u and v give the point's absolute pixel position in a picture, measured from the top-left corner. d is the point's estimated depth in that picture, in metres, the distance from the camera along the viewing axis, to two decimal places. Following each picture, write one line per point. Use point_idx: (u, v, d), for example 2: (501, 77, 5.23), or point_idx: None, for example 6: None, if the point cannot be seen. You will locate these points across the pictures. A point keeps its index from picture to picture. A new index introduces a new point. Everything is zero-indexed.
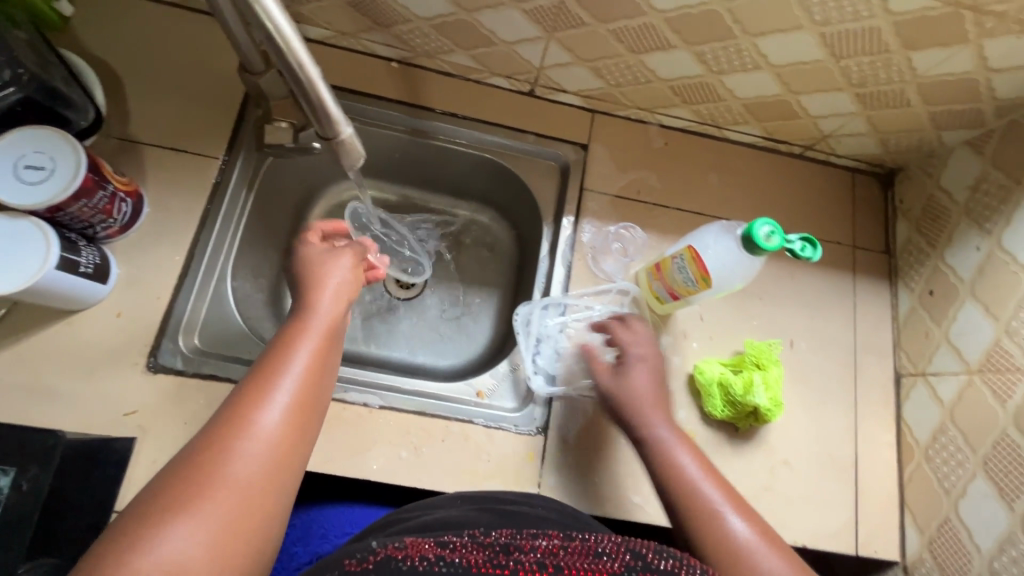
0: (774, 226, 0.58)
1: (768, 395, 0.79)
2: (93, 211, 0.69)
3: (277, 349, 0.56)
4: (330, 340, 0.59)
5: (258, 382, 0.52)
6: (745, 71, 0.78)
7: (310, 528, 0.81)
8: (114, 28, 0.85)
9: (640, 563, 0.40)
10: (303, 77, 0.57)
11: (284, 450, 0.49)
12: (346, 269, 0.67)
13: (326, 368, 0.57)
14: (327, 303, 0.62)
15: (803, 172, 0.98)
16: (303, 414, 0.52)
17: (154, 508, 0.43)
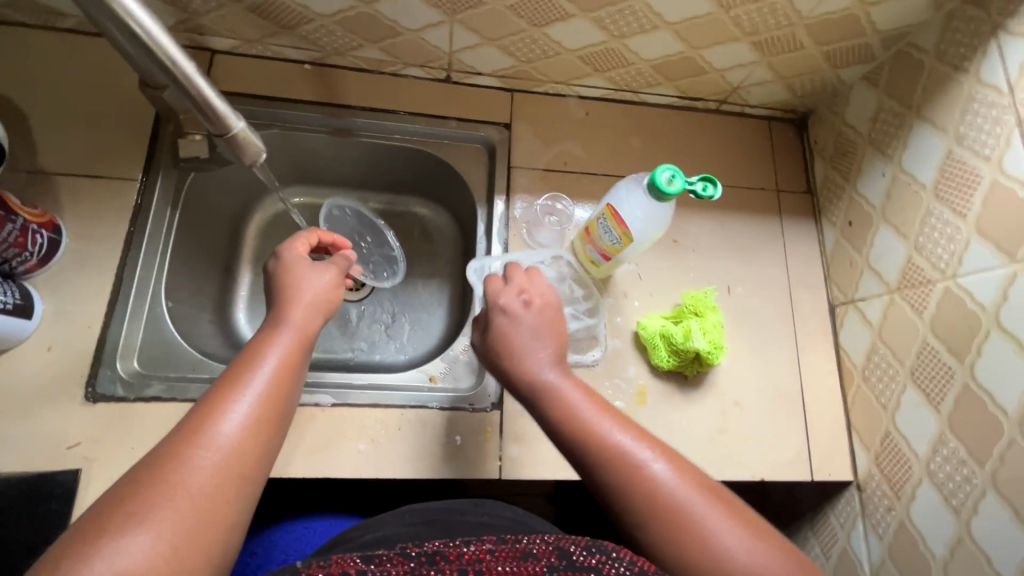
0: (675, 170, 0.61)
1: (707, 338, 0.82)
2: (1, 245, 0.67)
3: (243, 360, 0.56)
4: (299, 353, 0.59)
5: (224, 389, 0.52)
6: (644, 31, 0.81)
7: (270, 553, 0.78)
8: (12, 61, 0.83)
9: (563, 563, 0.41)
10: (179, 73, 0.59)
11: (244, 458, 0.49)
12: (322, 283, 0.67)
13: (294, 378, 0.57)
14: (298, 315, 0.62)
15: (721, 126, 1.02)
16: (268, 422, 0.52)
17: (112, 514, 0.42)
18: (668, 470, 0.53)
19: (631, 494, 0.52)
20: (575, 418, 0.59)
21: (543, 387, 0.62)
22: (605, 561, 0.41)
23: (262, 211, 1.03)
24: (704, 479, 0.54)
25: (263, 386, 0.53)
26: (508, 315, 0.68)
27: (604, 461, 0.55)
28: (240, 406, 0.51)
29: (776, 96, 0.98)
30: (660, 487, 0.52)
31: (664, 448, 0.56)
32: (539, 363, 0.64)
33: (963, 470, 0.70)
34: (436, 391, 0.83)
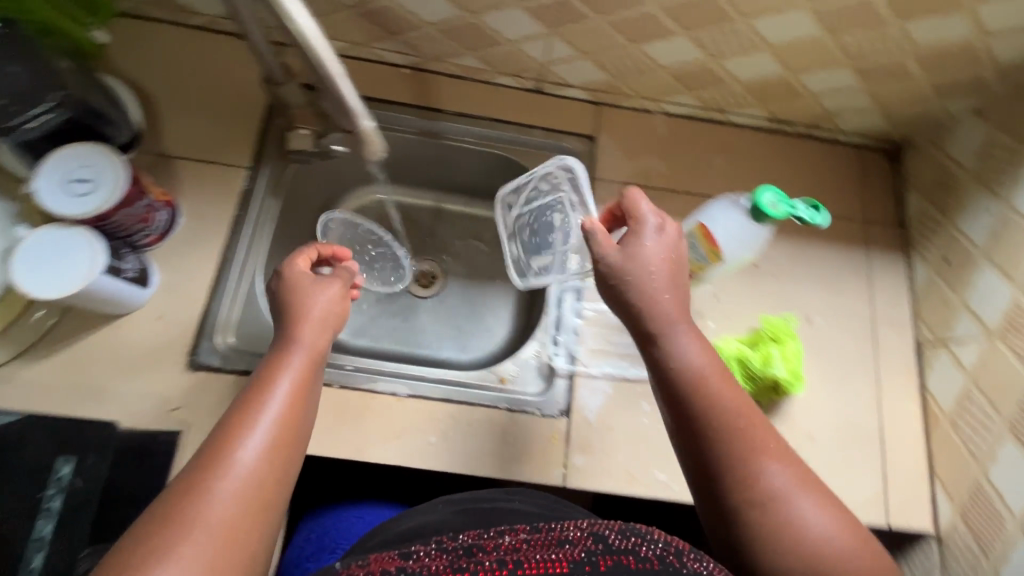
0: (778, 194, 0.60)
1: (787, 367, 0.80)
2: (133, 220, 0.74)
3: (254, 388, 0.57)
4: (311, 375, 0.60)
5: (235, 423, 0.53)
6: (745, 52, 0.80)
7: (322, 542, 0.88)
8: (145, 52, 0.90)
9: (601, 547, 0.42)
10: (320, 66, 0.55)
11: (260, 489, 0.50)
12: (329, 299, 0.66)
13: (308, 402, 0.58)
14: (307, 334, 0.62)
15: (810, 151, 0.99)
16: (287, 446, 0.54)
17: (140, 551, 0.44)
18: (782, 471, 0.55)
19: (737, 482, 0.54)
20: (700, 393, 0.59)
21: (667, 349, 0.61)
22: (640, 543, 0.43)
23: (346, 205, 1.07)
24: (812, 479, 0.55)
25: (277, 416, 0.55)
26: (652, 254, 0.63)
27: (718, 444, 0.56)
28: (253, 439, 0.52)
29: (872, 124, 0.95)
30: (770, 485, 0.54)
31: (780, 447, 0.57)
32: (674, 322, 0.62)
33: None
34: (505, 393, 0.84)
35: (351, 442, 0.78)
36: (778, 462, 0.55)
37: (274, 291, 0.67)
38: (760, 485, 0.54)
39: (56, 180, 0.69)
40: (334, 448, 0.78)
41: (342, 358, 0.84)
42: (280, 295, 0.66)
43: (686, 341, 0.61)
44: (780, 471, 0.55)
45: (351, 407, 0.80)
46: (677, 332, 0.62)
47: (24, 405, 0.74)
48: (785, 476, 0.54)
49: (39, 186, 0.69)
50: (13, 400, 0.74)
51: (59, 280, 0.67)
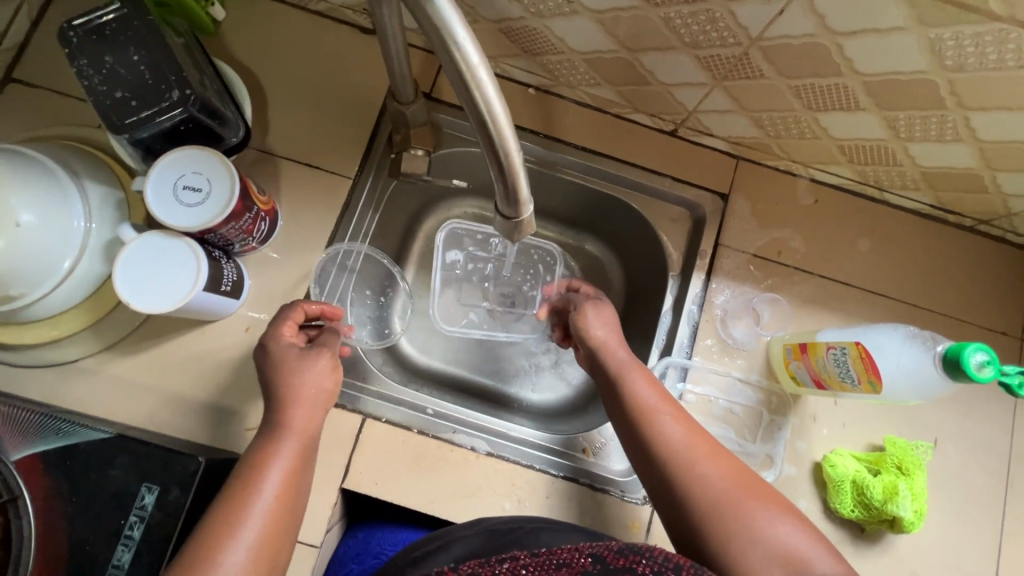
0: (989, 354, 0.51)
1: (913, 506, 0.72)
2: (237, 232, 0.69)
3: (243, 478, 0.57)
4: (302, 463, 0.60)
5: (221, 530, 0.53)
6: (942, 141, 0.68)
7: (368, 544, 0.84)
8: (260, 34, 0.83)
9: (597, 567, 0.47)
10: (504, 164, 0.45)
11: None
12: (316, 375, 0.63)
13: (296, 492, 0.59)
14: (298, 419, 0.61)
15: (969, 247, 0.86)
16: (273, 537, 0.56)
17: None
18: (720, 470, 0.60)
19: (681, 487, 0.59)
20: (645, 413, 0.64)
21: (617, 379, 0.67)
22: (637, 561, 0.48)
23: (434, 216, 0.97)
24: (752, 478, 0.60)
25: (263, 516, 0.55)
26: (593, 318, 0.72)
27: (662, 454, 0.62)
28: (237, 547, 0.53)
29: None
30: (711, 486, 0.59)
31: (717, 449, 0.62)
32: (620, 354, 0.69)
33: None
34: (585, 465, 0.79)
35: (423, 493, 0.74)
36: (717, 463, 0.60)
37: (262, 369, 0.64)
38: (699, 487, 0.59)
39: (168, 185, 0.64)
40: (406, 498, 0.74)
41: (423, 399, 0.81)
42: (269, 374, 0.63)
43: (631, 370, 0.67)
44: (717, 470, 0.60)
45: (428, 456, 0.75)
46: (624, 363, 0.68)
47: (109, 402, 0.73)
48: (721, 473, 0.59)
49: (149, 188, 0.64)
50: (99, 394, 0.73)
51: (161, 292, 0.63)
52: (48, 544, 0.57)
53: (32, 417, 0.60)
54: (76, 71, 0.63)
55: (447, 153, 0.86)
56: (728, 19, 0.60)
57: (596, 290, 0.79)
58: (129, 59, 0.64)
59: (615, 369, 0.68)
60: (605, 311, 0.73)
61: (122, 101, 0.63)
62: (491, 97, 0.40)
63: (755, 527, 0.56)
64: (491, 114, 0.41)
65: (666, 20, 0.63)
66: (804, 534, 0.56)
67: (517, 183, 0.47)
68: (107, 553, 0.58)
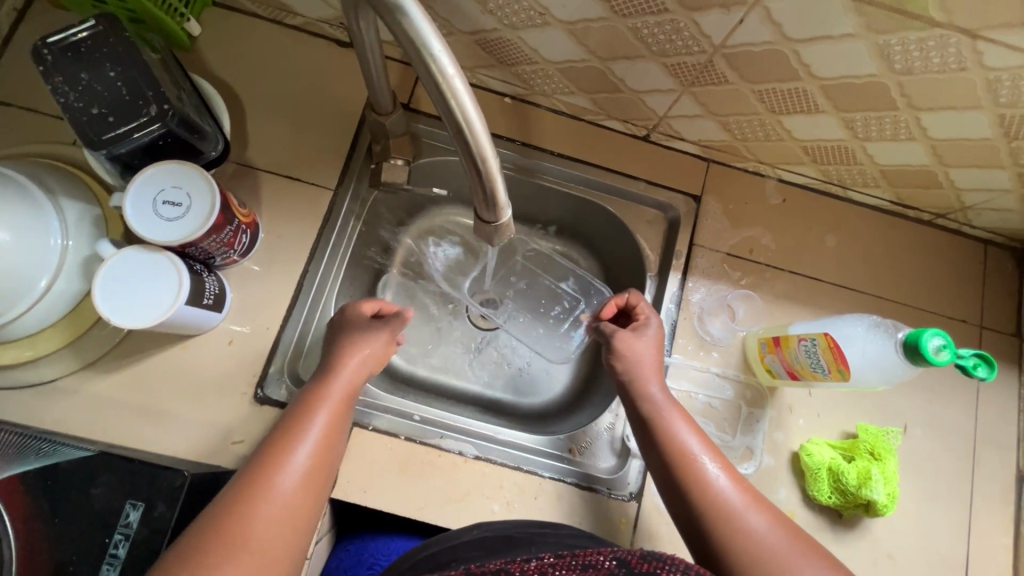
0: (946, 339, 0.54)
1: (885, 489, 0.75)
2: (218, 245, 0.70)
3: (297, 414, 0.61)
4: (345, 409, 0.64)
5: (277, 451, 0.57)
6: (896, 140, 0.72)
7: (361, 556, 0.83)
8: (237, 49, 0.84)
9: (623, 570, 0.45)
10: (483, 171, 0.47)
11: (295, 513, 0.54)
12: (375, 342, 0.71)
13: (342, 432, 0.62)
14: (347, 369, 0.67)
15: (928, 241, 0.91)
16: (321, 471, 0.58)
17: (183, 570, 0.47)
18: (763, 520, 0.58)
19: (720, 533, 0.58)
20: (684, 457, 0.64)
21: (653, 420, 0.68)
22: (662, 567, 0.45)
23: (417, 224, 0.98)
24: (796, 531, 0.58)
25: (314, 447, 0.58)
26: (631, 347, 0.73)
27: (700, 493, 0.61)
28: (291, 468, 0.56)
29: (1009, 224, 0.86)
30: (756, 538, 0.57)
31: (761, 500, 0.61)
32: (654, 395, 0.70)
33: None
34: (572, 465, 0.81)
35: (412, 499, 0.75)
36: (760, 512, 0.59)
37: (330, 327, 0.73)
38: (742, 534, 0.57)
39: (147, 201, 0.65)
40: (396, 504, 0.74)
41: (410, 407, 0.82)
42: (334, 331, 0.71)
43: (669, 412, 0.69)
44: (760, 520, 0.58)
45: (417, 462, 0.76)
46: (661, 405, 0.69)
47: (89, 420, 0.72)
48: (766, 526, 0.58)
49: (128, 203, 0.64)
50: (78, 413, 0.72)
51: (142, 308, 0.63)
52: (29, 567, 0.56)
53: (11, 438, 0.60)
54: (51, 89, 0.63)
55: (427, 162, 0.88)
56: (692, 28, 0.63)
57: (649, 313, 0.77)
58: (106, 75, 0.64)
59: (650, 411, 0.69)
60: (641, 344, 0.74)
61: (99, 117, 0.63)
62: (466, 105, 0.43)
63: None
64: (467, 122, 0.44)
65: (633, 30, 0.66)
66: None
67: (495, 188, 0.49)
68: (91, 573, 0.57)
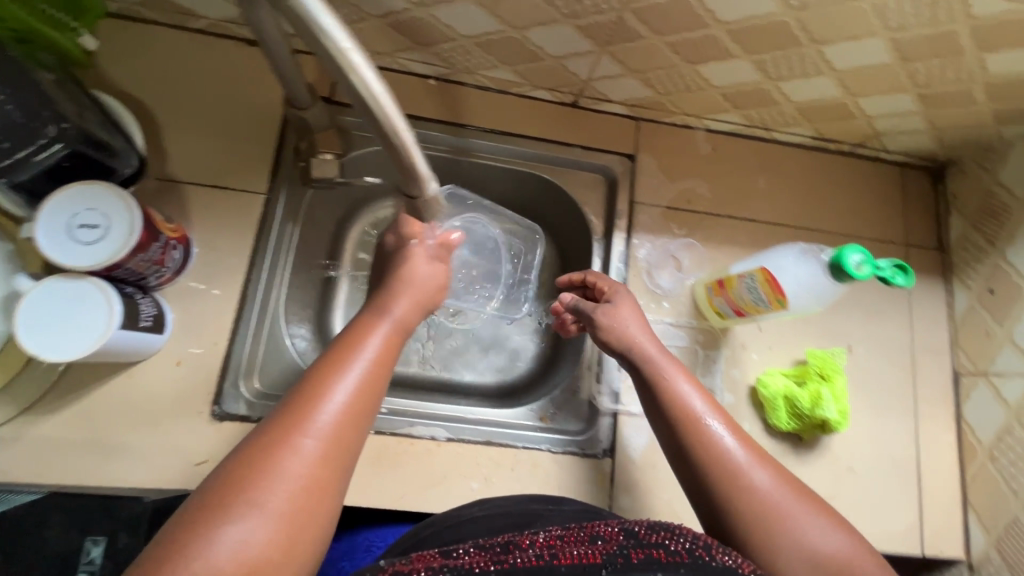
0: (865, 255, 0.57)
1: (836, 406, 0.79)
2: (148, 263, 0.67)
3: (344, 344, 0.58)
4: (394, 342, 0.61)
5: (323, 376, 0.54)
6: (806, 76, 0.75)
7: (355, 542, 0.77)
8: (140, 59, 0.80)
9: (631, 541, 0.44)
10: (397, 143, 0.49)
11: (338, 441, 0.51)
12: (432, 277, 0.69)
13: (390, 362, 0.59)
14: (398, 307, 0.64)
15: (851, 170, 0.96)
16: (367, 397, 0.55)
17: (220, 501, 0.45)
18: (769, 477, 0.59)
19: (725, 489, 0.59)
20: (688, 416, 0.64)
21: (653, 376, 0.69)
22: (669, 536, 0.44)
23: (361, 220, 0.96)
24: (796, 483, 0.60)
25: (361, 371, 0.55)
26: (624, 314, 0.73)
27: (707, 454, 0.61)
28: (337, 393, 0.53)
29: (920, 145, 0.91)
30: (761, 492, 0.58)
31: (765, 457, 0.62)
32: (650, 350, 0.70)
33: None
34: (545, 433, 0.82)
35: (391, 490, 0.75)
36: (764, 469, 0.60)
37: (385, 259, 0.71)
38: (749, 488, 0.58)
39: (61, 227, 0.61)
40: (374, 498, 0.74)
41: None
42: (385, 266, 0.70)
43: (666, 366, 0.69)
44: (765, 477, 0.59)
45: (389, 454, 0.76)
46: (658, 361, 0.69)
47: (37, 465, 0.68)
48: (771, 482, 0.59)
49: (41, 231, 0.61)
50: (24, 459, 0.68)
51: (73, 338, 0.60)
52: None
53: None
54: None
55: (358, 155, 0.86)
56: None
57: (613, 285, 0.78)
58: None
59: (650, 369, 0.69)
60: (624, 312, 0.74)
61: None
62: (369, 80, 0.44)
63: (799, 536, 0.55)
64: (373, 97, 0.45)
65: None
66: (841, 529, 0.56)
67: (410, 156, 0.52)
68: None
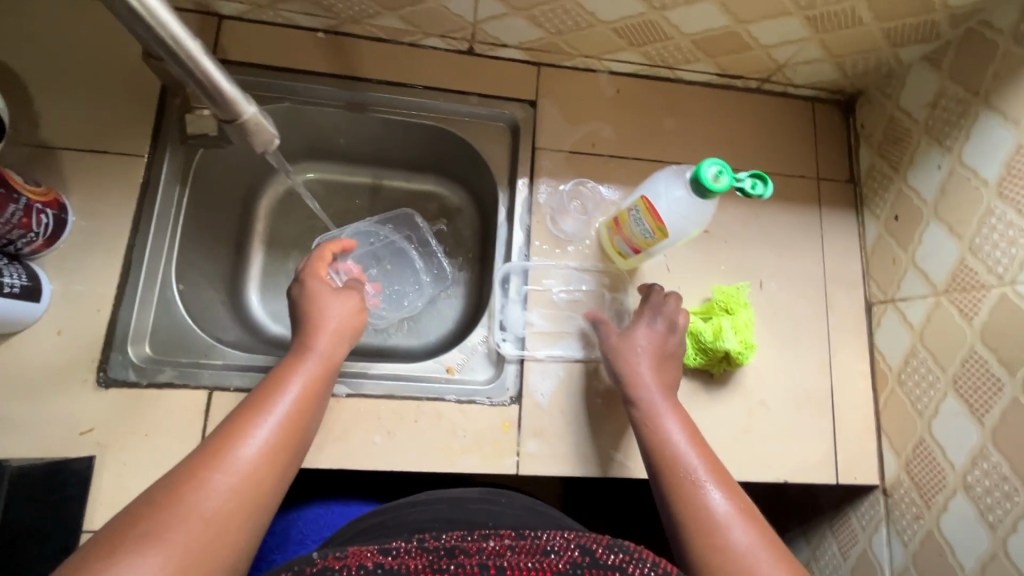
0: (722, 165, 0.57)
1: (738, 338, 0.79)
2: (6, 226, 0.65)
3: (270, 384, 0.59)
4: (322, 383, 0.62)
5: (246, 418, 0.55)
6: (689, 3, 0.74)
7: (289, 534, 0.82)
8: (4, 23, 0.77)
9: (587, 560, 0.40)
10: (181, 52, 0.50)
11: (255, 484, 0.52)
12: (343, 312, 0.68)
13: (314, 407, 0.60)
14: (323, 342, 0.64)
15: (760, 107, 0.95)
16: (286, 448, 0.56)
17: (124, 535, 0.44)
18: (749, 536, 0.55)
19: (701, 541, 0.55)
20: (678, 467, 0.62)
21: (647, 419, 0.67)
22: (628, 561, 0.40)
23: (272, 189, 0.97)
24: (780, 546, 0.55)
25: (284, 415, 0.57)
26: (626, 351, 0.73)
27: (689, 505, 0.58)
28: (260, 433, 0.54)
29: (824, 76, 0.91)
30: (739, 550, 0.54)
31: (756, 519, 0.57)
32: (650, 395, 0.69)
33: (1004, 486, 0.67)
34: (452, 383, 0.80)
35: None
36: (746, 528, 0.56)
37: (293, 297, 0.70)
38: (727, 545, 0.54)
39: None
40: None
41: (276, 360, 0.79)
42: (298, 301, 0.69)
43: (665, 412, 0.67)
44: (745, 535, 0.55)
45: None
46: (656, 406, 0.68)
47: None
48: (750, 542, 0.54)
49: None
50: None
51: None
52: None
53: None
54: None
55: None
56: None
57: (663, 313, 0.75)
58: None
59: (644, 412, 0.68)
60: (639, 335, 0.74)
61: None
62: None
63: None
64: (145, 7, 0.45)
65: None
66: None
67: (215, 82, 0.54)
68: None
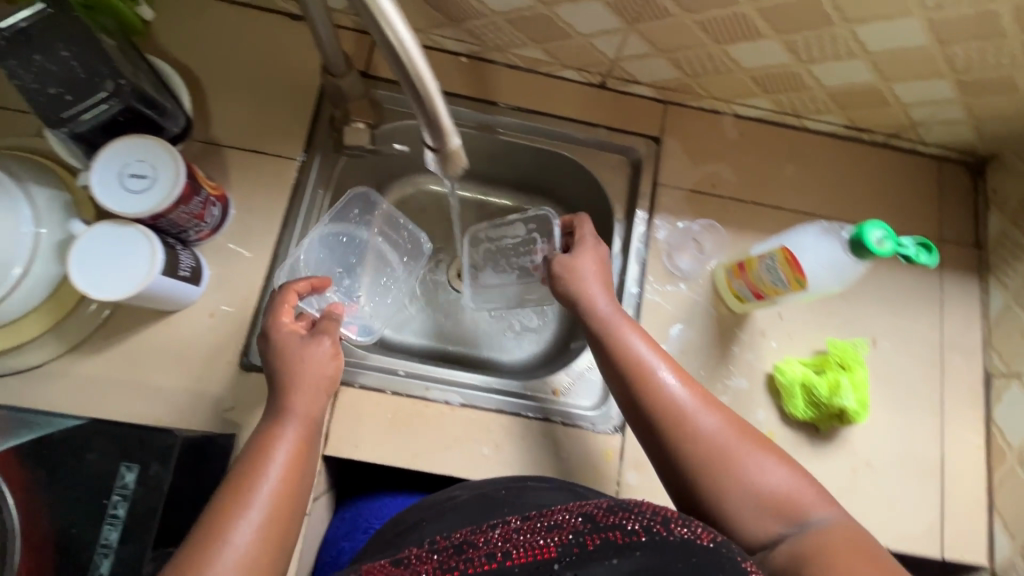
0: (885, 231, 0.60)
1: (855, 396, 0.80)
2: (189, 217, 0.71)
3: (251, 458, 0.58)
4: (306, 447, 0.61)
5: (231, 504, 0.55)
6: (839, 59, 0.75)
7: (356, 522, 0.86)
8: (191, 30, 0.85)
9: (588, 526, 0.46)
10: (422, 90, 0.52)
11: (253, 566, 0.53)
12: (318, 359, 0.65)
13: (303, 469, 0.60)
14: (299, 403, 0.62)
15: (885, 162, 0.94)
16: (281, 520, 0.56)
17: None
18: (715, 421, 0.61)
19: (679, 436, 0.61)
20: (641, 370, 0.65)
21: (608, 332, 0.69)
22: (627, 517, 0.46)
23: (393, 190, 1.00)
24: (739, 423, 0.62)
25: (268, 495, 0.56)
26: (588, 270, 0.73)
27: (660, 408, 0.62)
28: (248, 516, 0.54)
29: (959, 137, 0.89)
30: (709, 438, 0.60)
31: (713, 401, 0.63)
32: (604, 309, 0.70)
33: None
34: (558, 405, 0.82)
35: (405, 449, 0.77)
36: (711, 414, 0.62)
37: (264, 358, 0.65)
38: (698, 437, 0.60)
39: (112, 174, 0.66)
40: (389, 455, 0.77)
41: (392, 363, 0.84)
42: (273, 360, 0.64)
43: (621, 324, 0.69)
44: (714, 421, 0.61)
45: (405, 414, 0.78)
46: (612, 319, 0.69)
47: (77, 402, 0.73)
48: (715, 425, 0.61)
49: (94, 181, 0.66)
50: (68, 394, 0.73)
51: (121, 277, 0.65)
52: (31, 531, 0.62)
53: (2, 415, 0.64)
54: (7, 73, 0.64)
55: (389, 127, 0.89)
56: None
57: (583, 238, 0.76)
58: (58, 54, 0.64)
59: (603, 323, 0.69)
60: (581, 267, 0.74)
61: (57, 96, 0.66)
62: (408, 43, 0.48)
63: (744, 475, 0.58)
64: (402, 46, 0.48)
65: None
66: (771, 454, 0.60)
67: (436, 113, 0.56)
68: (95, 531, 0.63)
